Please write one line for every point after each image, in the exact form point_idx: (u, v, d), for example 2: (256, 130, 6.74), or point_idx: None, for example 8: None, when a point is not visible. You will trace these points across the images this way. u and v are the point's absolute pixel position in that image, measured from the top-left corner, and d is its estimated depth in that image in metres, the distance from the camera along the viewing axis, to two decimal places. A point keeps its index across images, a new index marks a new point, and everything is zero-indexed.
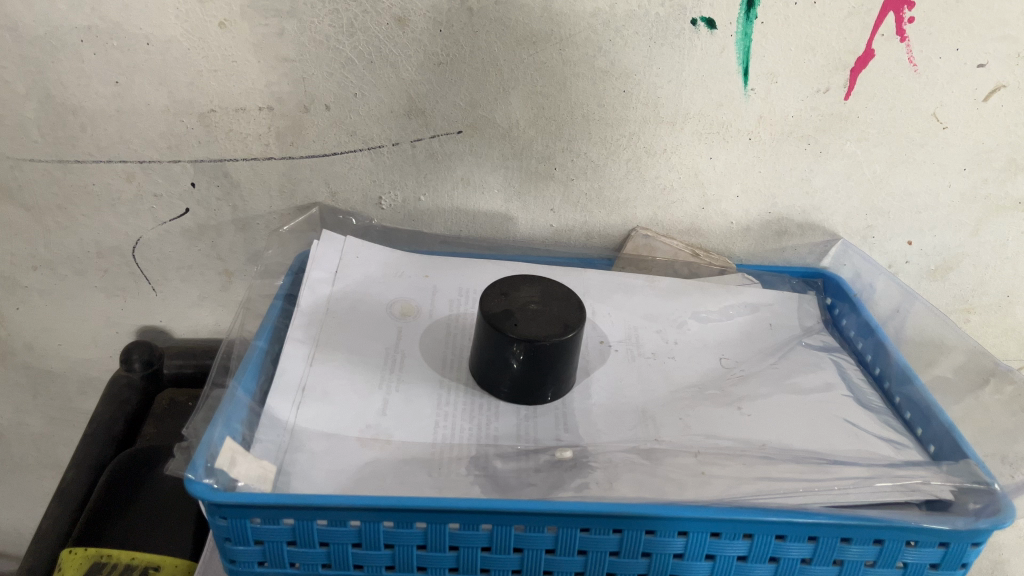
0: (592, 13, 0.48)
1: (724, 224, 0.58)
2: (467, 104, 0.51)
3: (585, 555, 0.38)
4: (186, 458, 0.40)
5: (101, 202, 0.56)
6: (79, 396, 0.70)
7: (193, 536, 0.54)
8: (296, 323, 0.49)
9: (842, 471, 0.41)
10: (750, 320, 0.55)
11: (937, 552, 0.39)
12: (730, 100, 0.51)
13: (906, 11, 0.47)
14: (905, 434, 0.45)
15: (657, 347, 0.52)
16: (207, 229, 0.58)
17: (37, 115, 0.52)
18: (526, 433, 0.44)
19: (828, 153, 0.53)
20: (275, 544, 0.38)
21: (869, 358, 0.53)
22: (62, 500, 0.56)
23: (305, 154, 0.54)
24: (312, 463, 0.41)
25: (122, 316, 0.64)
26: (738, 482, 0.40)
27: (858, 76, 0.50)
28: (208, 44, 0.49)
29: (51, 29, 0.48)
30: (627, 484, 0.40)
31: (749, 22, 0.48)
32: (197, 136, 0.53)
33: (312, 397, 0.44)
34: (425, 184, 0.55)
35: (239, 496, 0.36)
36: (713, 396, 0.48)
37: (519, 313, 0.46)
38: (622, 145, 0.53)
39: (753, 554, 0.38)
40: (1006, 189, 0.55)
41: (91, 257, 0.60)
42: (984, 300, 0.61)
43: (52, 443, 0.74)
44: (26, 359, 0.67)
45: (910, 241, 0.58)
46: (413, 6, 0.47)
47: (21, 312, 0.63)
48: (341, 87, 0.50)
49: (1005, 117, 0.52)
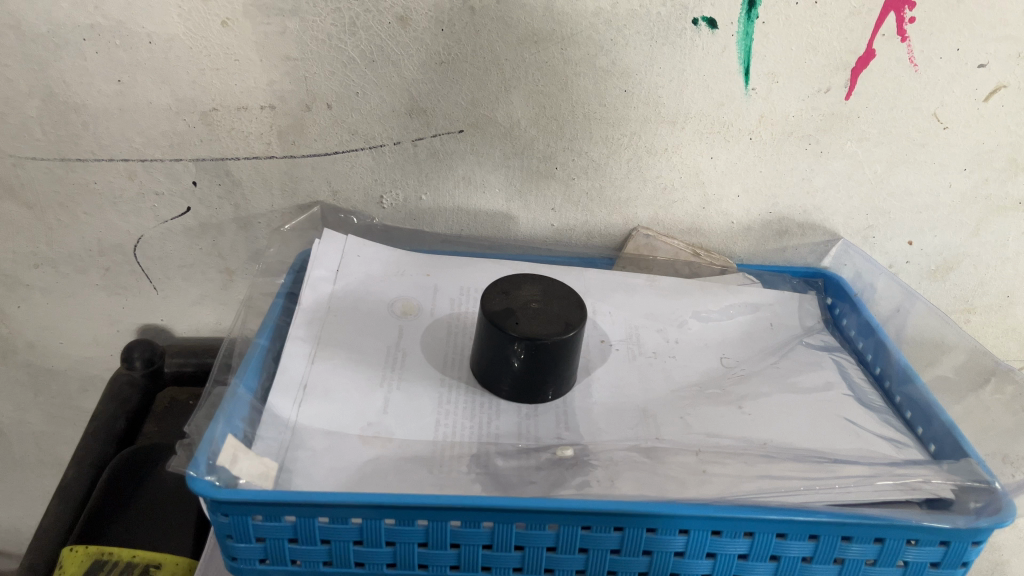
0: (594, 12, 0.48)
1: (724, 224, 0.58)
2: (469, 103, 0.51)
3: (585, 553, 0.38)
4: (187, 456, 0.40)
5: (103, 200, 0.56)
6: (79, 394, 0.70)
7: (193, 534, 0.54)
8: (297, 321, 0.49)
9: (842, 470, 0.41)
10: (750, 319, 0.55)
11: (937, 550, 0.39)
12: (731, 100, 0.51)
13: (907, 11, 0.47)
14: (905, 433, 0.45)
15: (658, 346, 0.52)
16: (208, 228, 0.58)
17: (39, 113, 0.52)
18: (527, 431, 0.44)
19: (829, 153, 0.54)
20: (276, 541, 0.38)
21: (870, 357, 0.53)
22: (62, 498, 0.57)
23: (306, 153, 0.54)
24: (313, 461, 0.41)
25: (123, 315, 0.64)
26: (738, 480, 0.40)
27: (859, 77, 0.50)
28: (210, 43, 0.49)
29: (54, 28, 0.48)
30: (628, 483, 0.40)
31: (750, 22, 0.48)
32: (199, 135, 0.53)
33: (313, 395, 0.44)
34: (427, 183, 0.55)
35: (240, 493, 0.36)
36: (714, 395, 0.48)
37: (520, 311, 0.46)
38: (624, 144, 0.53)
39: (753, 553, 0.39)
40: (1007, 190, 0.55)
41: (92, 255, 0.60)
42: (984, 300, 0.61)
43: (52, 441, 0.74)
44: (27, 357, 0.67)
45: (911, 241, 0.58)
46: (415, 5, 0.47)
47: (23, 310, 0.63)
48: (343, 86, 0.50)
49: (1006, 118, 0.52)
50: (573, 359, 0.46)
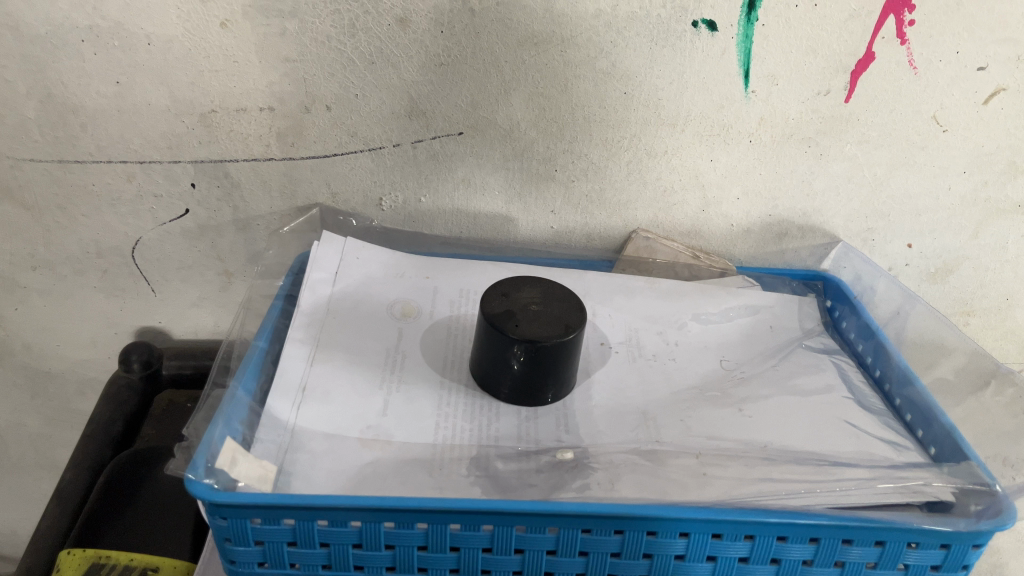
0: (594, 14, 0.48)
1: (724, 227, 0.58)
2: (468, 105, 0.51)
3: (586, 556, 0.38)
4: (186, 458, 0.40)
5: (101, 202, 0.56)
6: (77, 396, 0.70)
7: (191, 537, 0.54)
8: (296, 323, 0.49)
9: (843, 473, 0.41)
10: (750, 322, 0.55)
11: (938, 554, 0.39)
12: (731, 102, 0.51)
13: (907, 14, 0.47)
14: (906, 436, 0.45)
15: (658, 349, 0.52)
16: (207, 229, 0.58)
17: (37, 115, 0.51)
18: (526, 434, 0.44)
19: (829, 155, 0.53)
20: (274, 545, 0.38)
21: (869, 360, 0.53)
22: (60, 500, 0.56)
23: (306, 154, 0.54)
24: (313, 463, 0.40)
25: (121, 317, 0.64)
26: (739, 483, 0.40)
27: (858, 79, 0.50)
28: (209, 44, 0.49)
29: (53, 29, 0.48)
30: (628, 485, 0.40)
31: (750, 24, 0.48)
32: (198, 136, 0.53)
33: (312, 397, 0.44)
34: (426, 185, 0.55)
35: (239, 496, 0.36)
36: (714, 398, 0.48)
37: (520, 313, 0.46)
38: (624, 146, 0.53)
39: (754, 556, 0.38)
40: (1006, 192, 0.55)
41: (90, 257, 0.59)
42: (983, 303, 0.61)
43: (50, 443, 0.73)
44: (24, 359, 0.67)
45: (911, 244, 0.58)
46: (415, 6, 0.47)
47: (20, 312, 0.63)
48: (343, 88, 0.50)
49: (1005, 120, 0.52)
50: (573, 361, 0.46)
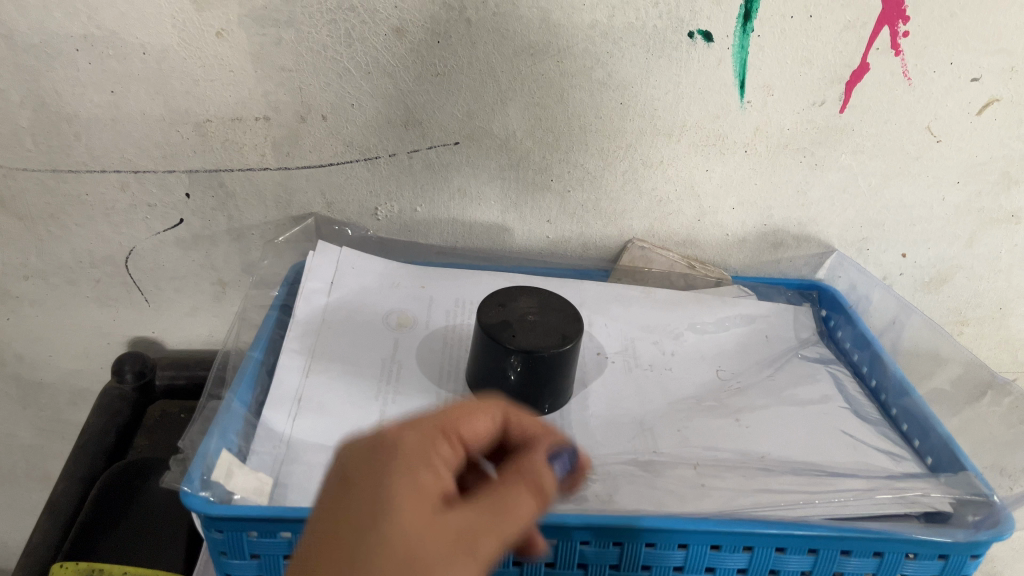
0: (590, 25, 0.48)
1: (720, 236, 0.58)
2: (464, 115, 0.51)
3: (584, 568, 0.39)
4: (181, 471, 0.39)
5: (94, 211, 0.56)
6: (69, 407, 0.69)
7: (185, 550, 0.53)
8: (291, 334, 0.49)
9: (842, 483, 0.41)
10: (746, 332, 0.55)
11: (936, 564, 0.39)
12: (726, 112, 0.51)
13: (901, 25, 0.47)
14: (902, 446, 0.45)
15: (654, 358, 0.52)
16: (201, 239, 0.58)
17: (30, 124, 0.51)
18: (524, 445, 0.44)
19: (824, 165, 0.54)
20: (271, 558, 0.37)
21: (865, 369, 0.53)
22: (51, 513, 0.56)
23: (301, 164, 0.54)
24: (309, 475, 0.40)
25: (114, 327, 0.63)
26: (738, 494, 0.40)
27: (853, 90, 0.50)
28: (205, 53, 0.48)
29: (47, 38, 0.47)
30: (626, 497, 0.40)
31: (745, 35, 0.48)
32: (193, 146, 0.52)
33: (308, 408, 0.44)
34: (422, 195, 0.55)
35: (235, 509, 0.35)
36: (712, 408, 0.48)
37: (519, 322, 0.45)
38: (619, 156, 0.53)
39: (752, 567, 0.38)
40: (1000, 203, 0.55)
41: (84, 267, 0.59)
42: (977, 312, 0.61)
43: (41, 454, 0.73)
44: (16, 370, 0.66)
45: (905, 253, 0.58)
46: (411, 17, 0.47)
47: (12, 322, 0.63)
48: (338, 97, 0.50)
49: (999, 131, 0.52)
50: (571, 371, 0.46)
